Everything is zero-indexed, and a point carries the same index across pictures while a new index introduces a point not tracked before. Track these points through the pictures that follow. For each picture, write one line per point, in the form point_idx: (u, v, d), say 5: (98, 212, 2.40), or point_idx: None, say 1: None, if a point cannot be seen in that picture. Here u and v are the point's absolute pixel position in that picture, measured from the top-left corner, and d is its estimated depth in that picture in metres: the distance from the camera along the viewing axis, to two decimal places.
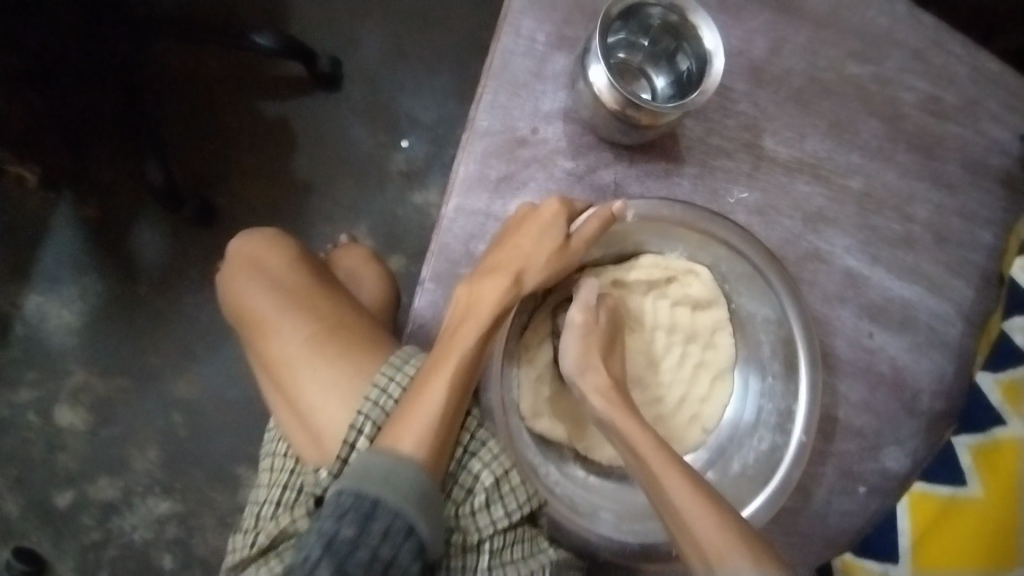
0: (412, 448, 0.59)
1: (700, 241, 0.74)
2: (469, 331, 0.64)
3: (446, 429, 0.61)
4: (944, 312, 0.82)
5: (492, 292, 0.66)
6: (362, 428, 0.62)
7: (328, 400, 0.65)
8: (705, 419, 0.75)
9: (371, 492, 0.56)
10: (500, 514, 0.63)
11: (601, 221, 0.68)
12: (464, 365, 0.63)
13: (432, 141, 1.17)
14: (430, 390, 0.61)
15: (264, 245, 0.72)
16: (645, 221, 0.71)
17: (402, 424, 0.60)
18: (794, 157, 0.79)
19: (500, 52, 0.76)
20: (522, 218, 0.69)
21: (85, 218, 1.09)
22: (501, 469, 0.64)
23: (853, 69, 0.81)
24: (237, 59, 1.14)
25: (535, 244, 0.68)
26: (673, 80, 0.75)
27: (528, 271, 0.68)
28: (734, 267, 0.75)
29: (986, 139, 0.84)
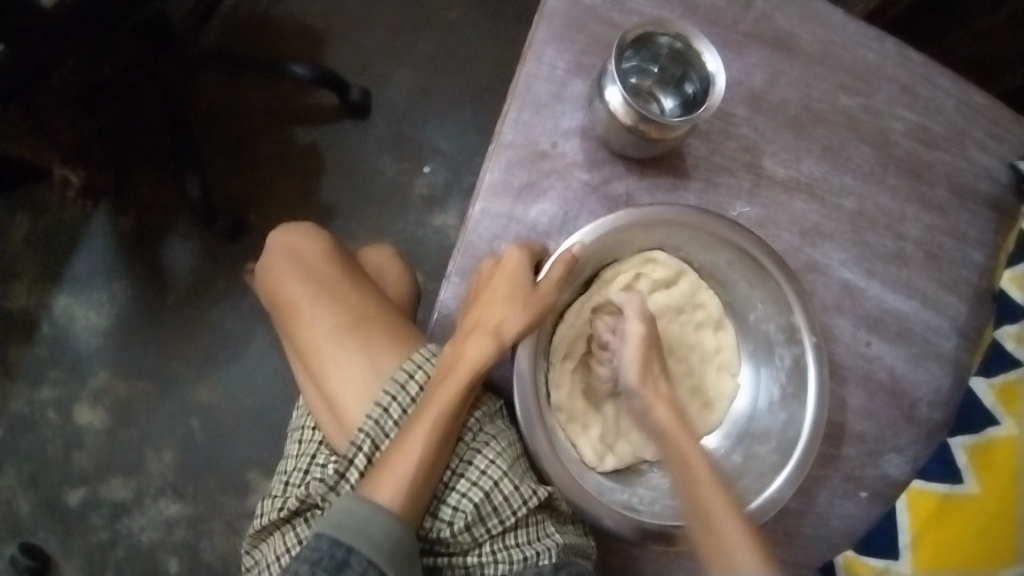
0: (389, 500, 0.62)
1: (679, 234, 0.75)
2: (448, 386, 0.66)
3: (426, 473, 0.64)
4: (938, 325, 0.87)
5: (473, 349, 0.68)
6: (362, 445, 0.66)
7: (352, 387, 0.69)
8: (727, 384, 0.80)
9: (347, 540, 0.60)
10: (495, 523, 0.66)
11: (565, 266, 0.69)
12: (443, 415, 0.65)
13: (452, 168, 1.24)
14: (408, 444, 0.64)
15: (303, 238, 0.77)
16: (612, 238, 0.72)
17: (382, 474, 0.63)
18: (792, 177, 0.86)
19: (524, 75, 0.84)
20: (489, 273, 0.71)
21: (122, 228, 1.15)
22: (491, 481, 0.66)
23: (844, 100, 0.89)
24: (274, 89, 1.24)
25: (506, 297, 0.69)
26: (680, 101, 0.83)
27: (504, 325, 0.68)
28: (692, 244, 0.77)
29: (971, 167, 0.90)
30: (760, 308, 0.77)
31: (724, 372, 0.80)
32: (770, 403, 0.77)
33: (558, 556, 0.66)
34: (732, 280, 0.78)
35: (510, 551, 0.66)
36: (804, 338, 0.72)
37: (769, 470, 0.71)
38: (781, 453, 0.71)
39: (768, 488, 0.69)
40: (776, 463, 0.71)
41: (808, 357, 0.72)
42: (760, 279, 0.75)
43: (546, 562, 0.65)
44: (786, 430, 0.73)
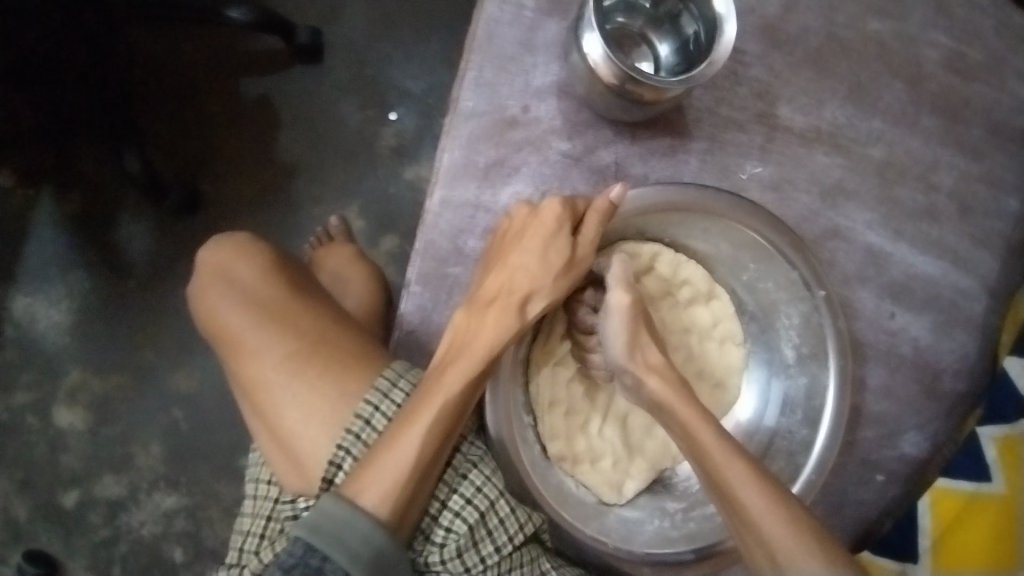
0: (377, 505, 0.53)
1: (647, 217, 0.64)
2: (458, 369, 0.58)
3: (422, 474, 0.55)
4: (972, 288, 0.76)
5: (491, 322, 0.60)
6: (342, 464, 0.59)
7: (309, 428, 0.61)
8: (729, 385, 0.70)
9: (321, 546, 0.51)
10: (490, 549, 0.58)
11: (603, 215, 0.61)
12: (450, 408, 0.56)
13: (422, 112, 1.10)
14: (404, 439, 0.55)
15: (236, 255, 0.67)
16: (629, 219, 0.63)
17: (370, 470, 0.54)
18: (812, 126, 0.72)
19: (484, 21, 0.69)
20: (522, 226, 0.62)
21: (68, 214, 1.04)
22: (487, 501, 0.58)
23: (876, 24, 0.73)
24: (210, 33, 1.07)
25: (538, 256, 0.61)
26: (678, 46, 0.67)
27: (525, 296, 0.61)
28: (664, 222, 0.66)
29: (1019, 98, 0.76)
30: (751, 268, 0.68)
31: (728, 341, 0.70)
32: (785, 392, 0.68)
33: None
34: (717, 248, 0.68)
35: None
36: (812, 295, 0.63)
37: (801, 449, 0.64)
38: (810, 427, 0.65)
39: (804, 470, 0.62)
40: (806, 440, 0.64)
41: (823, 317, 0.64)
42: (749, 245, 0.65)
43: None
44: (803, 423, 0.65)
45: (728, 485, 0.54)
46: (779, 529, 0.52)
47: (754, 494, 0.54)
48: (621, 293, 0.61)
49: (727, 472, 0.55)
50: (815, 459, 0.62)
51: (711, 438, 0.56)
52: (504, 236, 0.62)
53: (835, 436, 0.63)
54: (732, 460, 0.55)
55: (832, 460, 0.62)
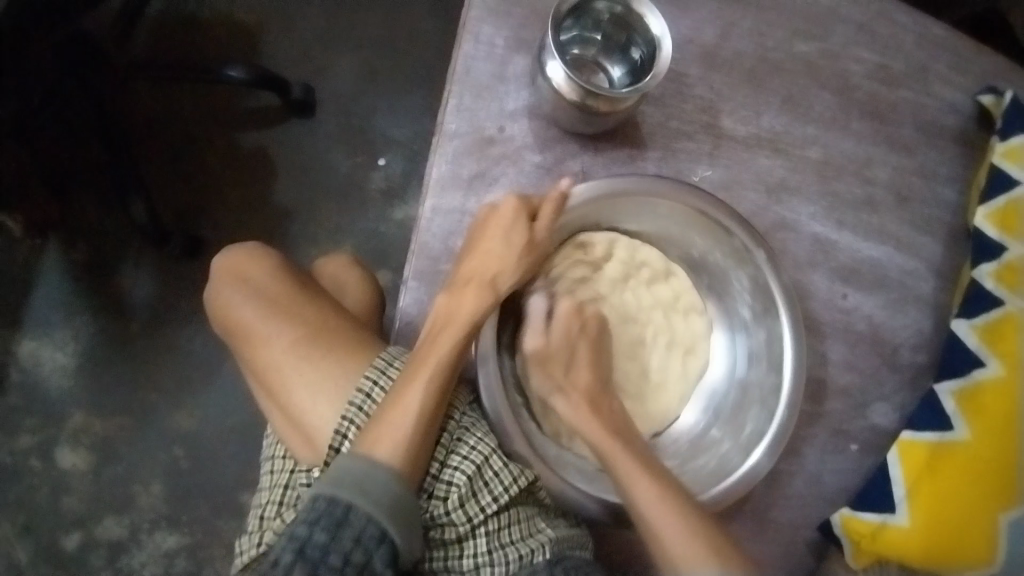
0: (389, 455, 0.59)
1: (604, 206, 0.73)
2: (447, 338, 0.65)
3: (422, 434, 0.61)
4: (913, 269, 0.85)
5: (467, 304, 0.67)
6: (346, 434, 0.64)
7: (317, 401, 0.66)
8: (694, 348, 0.79)
9: (345, 497, 0.56)
10: (487, 501, 0.63)
11: (556, 206, 0.69)
12: (444, 367, 0.64)
13: (408, 157, 1.20)
14: (407, 397, 0.62)
15: (248, 259, 0.75)
16: (592, 207, 0.72)
17: (377, 430, 0.60)
18: (752, 134, 0.83)
19: (462, 58, 0.80)
20: (484, 221, 0.70)
21: (76, 261, 1.11)
22: (481, 456, 0.64)
23: (800, 47, 0.85)
24: (210, 94, 1.18)
25: (502, 245, 0.69)
26: (628, 69, 0.78)
27: (498, 275, 0.69)
28: (620, 211, 0.75)
29: (934, 102, 0.87)
30: (707, 249, 0.78)
31: (691, 310, 0.80)
32: (749, 357, 0.78)
33: (552, 552, 0.64)
34: (677, 236, 0.79)
35: (505, 550, 0.62)
36: (757, 259, 0.74)
37: (766, 398, 0.74)
38: (771, 377, 0.74)
39: (776, 411, 0.72)
40: (772, 389, 0.73)
41: (766, 278, 0.74)
42: (701, 226, 0.75)
43: (541, 559, 0.63)
44: (767, 376, 0.74)
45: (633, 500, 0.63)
46: (676, 534, 0.61)
47: (657, 506, 0.62)
48: (532, 339, 0.71)
49: (635, 486, 0.64)
50: (776, 425, 0.71)
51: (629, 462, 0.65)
52: (473, 230, 0.71)
53: (794, 401, 0.72)
54: (642, 476, 0.64)
55: (793, 421, 0.71)
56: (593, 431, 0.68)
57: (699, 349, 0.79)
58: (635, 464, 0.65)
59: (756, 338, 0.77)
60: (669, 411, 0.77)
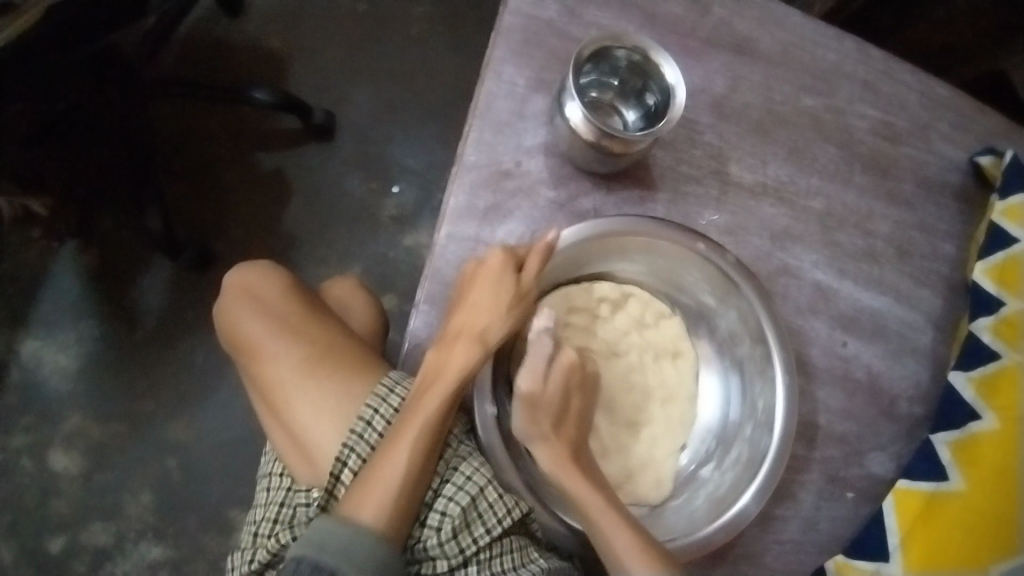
0: (374, 519, 0.60)
1: (581, 251, 0.73)
2: (435, 395, 0.65)
3: (411, 487, 0.62)
4: (913, 320, 0.87)
5: (458, 356, 0.67)
6: (347, 461, 0.65)
7: (320, 422, 0.67)
8: (682, 356, 0.81)
9: (329, 562, 0.57)
10: (481, 532, 0.64)
11: (541, 256, 0.70)
12: (427, 433, 0.64)
13: (421, 186, 1.23)
14: (392, 460, 0.62)
15: (258, 275, 0.76)
16: (572, 256, 0.74)
17: (363, 492, 0.61)
18: (759, 182, 0.86)
19: (484, 94, 0.83)
20: (473, 273, 0.69)
21: (89, 264, 1.13)
22: (477, 487, 0.65)
23: (806, 102, 0.89)
24: (233, 113, 1.22)
25: (493, 296, 0.68)
26: (643, 113, 0.82)
27: (487, 329, 0.68)
28: (597, 255, 0.75)
29: (933, 161, 0.91)
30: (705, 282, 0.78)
31: (661, 319, 0.81)
32: (741, 394, 0.78)
33: None
34: (670, 269, 0.79)
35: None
36: (751, 298, 0.74)
37: (755, 445, 0.74)
38: (761, 429, 0.74)
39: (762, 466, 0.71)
40: (761, 428, 0.74)
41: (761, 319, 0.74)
42: (692, 262, 0.76)
43: None
44: (756, 423, 0.75)
45: (608, 540, 0.65)
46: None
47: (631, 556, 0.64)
48: (526, 380, 0.68)
49: (614, 537, 0.65)
50: (777, 437, 0.72)
51: (593, 499, 0.67)
52: (461, 281, 0.70)
53: (785, 444, 0.72)
54: (619, 526, 0.65)
55: (788, 448, 0.72)
56: (577, 485, 0.68)
57: (686, 349, 0.81)
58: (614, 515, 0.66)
59: (743, 344, 0.78)
60: (686, 417, 0.80)
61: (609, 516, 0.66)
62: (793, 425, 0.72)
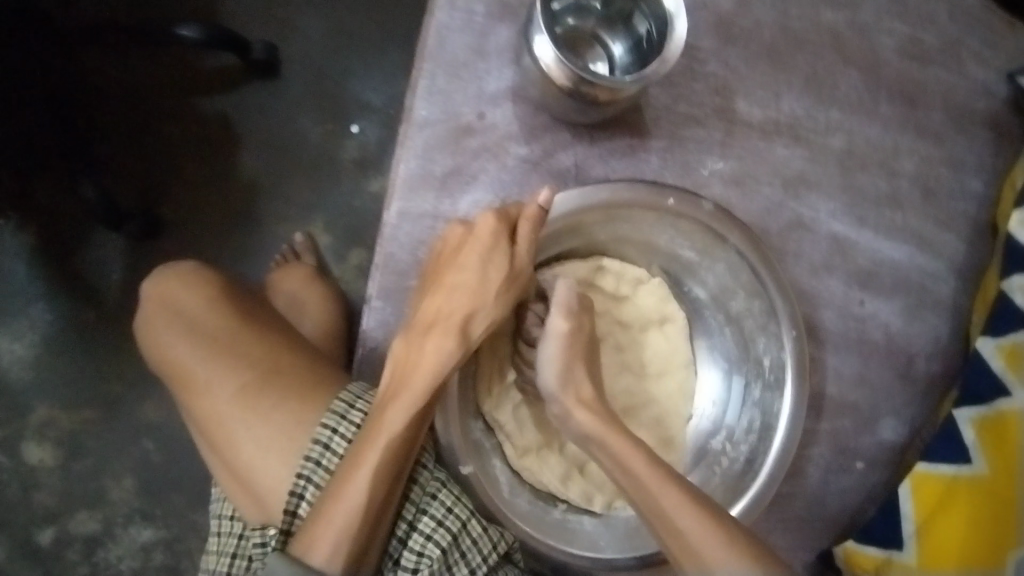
0: (328, 560, 0.52)
1: (572, 225, 0.62)
2: (404, 405, 0.56)
3: (372, 521, 0.54)
4: (939, 271, 0.77)
5: (431, 348, 0.57)
6: (304, 494, 0.57)
7: (266, 461, 0.59)
8: (671, 325, 0.71)
9: None
10: (465, 572, 0.58)
11: (535, 222, 0.59)
12: (396, 446, 0.55)
13: (384, 124, 1.09)
14: (352, 483, 0.54)
15: (178, 283, 0.65)
16: (564, 230, 0.63)
17: (319, 527, 0.53)
18: (769, 119, 0.72)
19: (434, 28, 0.68)
20: (456, 244, 0.60)
21: (30, 244, 1.02)
22: (459, 522, 0.58)
23: (828, 14, 0.73)
24: (162, 52, 1.06)
25: (477, 274, 0.59)
26: (631, 45, 0.67)
27: (468, 318, 0.59)
28: (591, 226, 0.64)
29: (975, 78, 0.76)
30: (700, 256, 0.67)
31: (641, 284, 0.70)
32: (743, 394, 0.68)
33: None
34: (668, 240, 0.67)
35: None
36: (768, 283, 0.63)
37: (751, 454, 0.65)
38: (760, 434, 0.65)
39: (762, 467, 0.63)
40: (761, 424, 0.65)
41: (778, 301, 0.63)
42: (696, 235, 0.65)
43: None
44: (760, 419, 0.65)
45: (652, 495, 0.55)
46: (714, 548, 0.52)
47: (695, 525, 0.53)
48: (560, 318, 0.61)
49: (656, 492, 0.54)
50: (779, 448, 0.63)
51: (645, 466, 0.56)
52: (439, 253, 0.60)
53: (794, 429, 0.63)
54: (664, 483, 0.55)
55: (792, 449, 0.63)
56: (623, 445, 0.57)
57: (674, 312, 0.71)
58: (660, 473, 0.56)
59: (737, 298, 0.67)
60: (685, 388, 0.71)
61: (657, 476, 0.55)
62: (801, 421, 0.63)
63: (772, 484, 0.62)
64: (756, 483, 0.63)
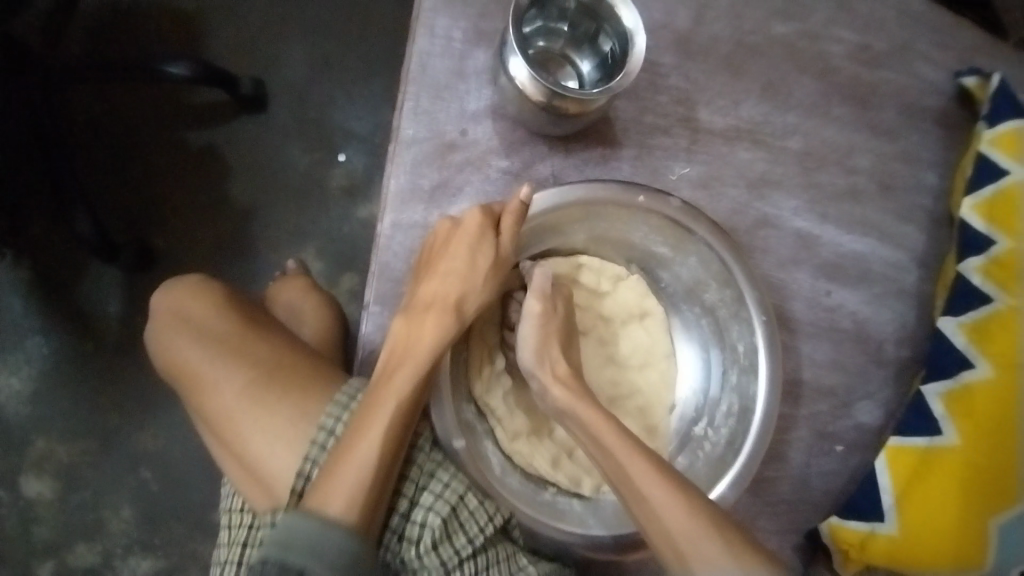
0: (343, 511, 0.55)
1: (552, 220, 0.67)
2: (405, 377, 0.60)
3: (381, 482, 0.57)
4: (900, 260, 0.81)
5: (430, 326, 0.62)
6: (310, 474, 0.60)
7: (271, 452, 0.62)
8: (652, 319, 0.75)
9: (297, 562, 0.52)
10: (463, 542, 0.61)
11: (517, 216, 0.64)
12: (404, 411, 0.59)
13: (370, 152, 1.13)
14: (362, 445, 0.57)
15: (187, 294, 0.70)
16: (545, 226, 0.68)
17: (331, 484, 0.56)
18: (731, 126, 0.78)
19: (416, 54, 0.73)
20: (446, 234, 0.64)
21: (27, 278, 1.04)
22: (456, 495, 0.61)
23: (779, 28, 0.79)
24: (153, 90, 1.10)
25: (468, 258, 0.64)
26: (598, 63, 0.72)
27: (463, 298, 0.64)
28: (570, 224, 0.69)
29: (918, 82, 0.83)
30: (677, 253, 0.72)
31: (621, 281, 0.75)
32: (724, 378, 0.71)
33: None
34: (644, 238, 0.72)
35: None
36: (736, 272, 0.67)
37: (733, 435, 0.67)
38: (738, 417, 0.68)
39: (740, 454, 0.65)
40: (742, 406, 0.68)
41: (745, 293, 0.67)
42: (669, 231, 0.69)
43: None
44: (740, 402, 0.68)
45: (630, 477, 0.57)
46: (683, 526, 0.55)
47: (669, 509, 0.55)
48: (533, 301, 0.65)
49: (634, 477, 0.57)
50: (757, 426, 0.65)
51: (617, 440, 0.59)
52: (433, 241, 0.65)
53: (770, 408, 0.66)
54: (638, 463, 0.57)
55: (771, 427, 0.65)
56: (604, 433, 0.60)
57: (653, 307, 0.75)
58: (633, 453, 0.58)
59: (710, 290, 0.71)
60: (666, 378, 0.75)
61: (638, 461, 0.58)
62: (776, 406, 0.66)
63: (752, 463, 0.65)
64: (738, 462, 0.65)
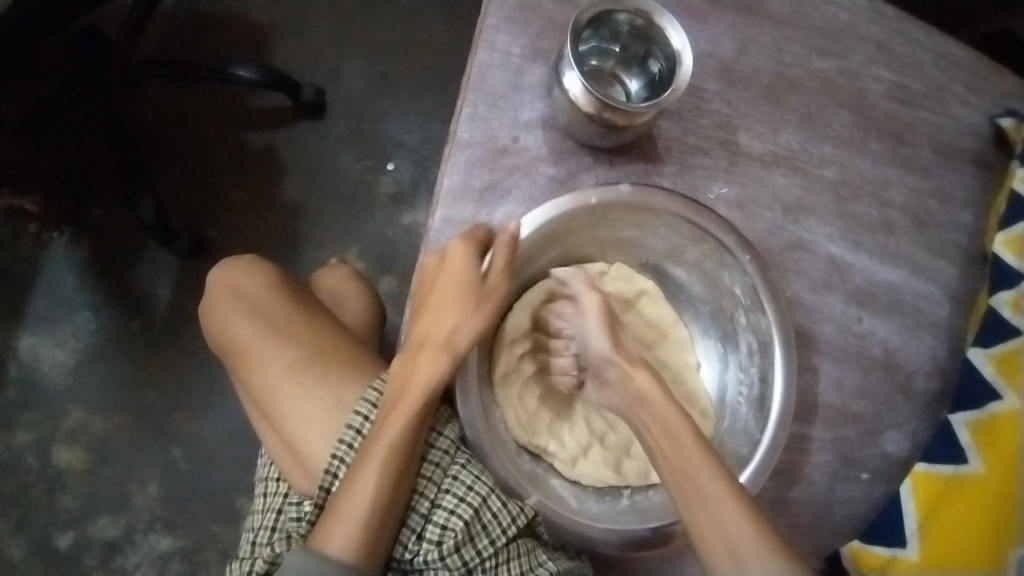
0: (342, 551, 0.59)
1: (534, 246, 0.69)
2: (400, 411, 0.61)
3: (383, 514, 0.60)
4: (931, 293, 0.83)
5: (423, 366, 0.63)
6: (337, 473, 0.63)
7: (310, 432, 0.66)
8: (649, 297, 0.79)
9: None
10: (485, 543, 0.63)
11: (508, 248, 0.65)
12: (396, 449, 0.61)
13: (417, 163, 1.19)
14: (359, 483, 0.60)
15: (242, 272, 0.74)
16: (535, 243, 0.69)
17: (333, 522, 0.59)
18: (770, 152, 0.81)
19: (477, 66, 0.78)
20: (433, 271, 0.66)
21: (83, 257, 1.10)
22: (479, 498, 0.63)
23: (819, 64, 0.84)
24: (218, 92, 1.17)
25: (457, 296, 0.65)
26: (646, 82, 0.77)
27: (453, 333, 0.65)
28: (548, 246, 0.71)
29: (952, 124, 0.86)
30: (663, 237, 0.75)
31: (608, 273, 0.77)
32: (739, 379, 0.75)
33: None
34: (626, 232, 0.75)
35: None
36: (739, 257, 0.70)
37: (754, 427, 0.70)
38: (757, 410, 0.71)
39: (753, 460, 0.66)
40: (760, 396, 0.71)
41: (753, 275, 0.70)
42: (641, 216, 0.72)
43: None
44: (759, 401, 0.71)
45: (686, 472, 0.59)
46: (729, 516, 0.57)
47: (715, 492, 0.58)
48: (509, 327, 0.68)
49: (693, 465, 0.59)
50: (773, 426, 0.67)
51: (689, 435, 0.61)
52: (421, 283, 0.67)
53: (787, 413, 0.67)
54: (695, 449, 0.60)
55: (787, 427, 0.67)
56: (666, 409, 0.63)
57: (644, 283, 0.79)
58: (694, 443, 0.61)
59: (688, 250, 0.75)
60: (681, 350, 0.79)
61: (694, 445, 0.60)
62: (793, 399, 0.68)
63: (776, 448, 0.67)
64: (759, 449, 0.67)
